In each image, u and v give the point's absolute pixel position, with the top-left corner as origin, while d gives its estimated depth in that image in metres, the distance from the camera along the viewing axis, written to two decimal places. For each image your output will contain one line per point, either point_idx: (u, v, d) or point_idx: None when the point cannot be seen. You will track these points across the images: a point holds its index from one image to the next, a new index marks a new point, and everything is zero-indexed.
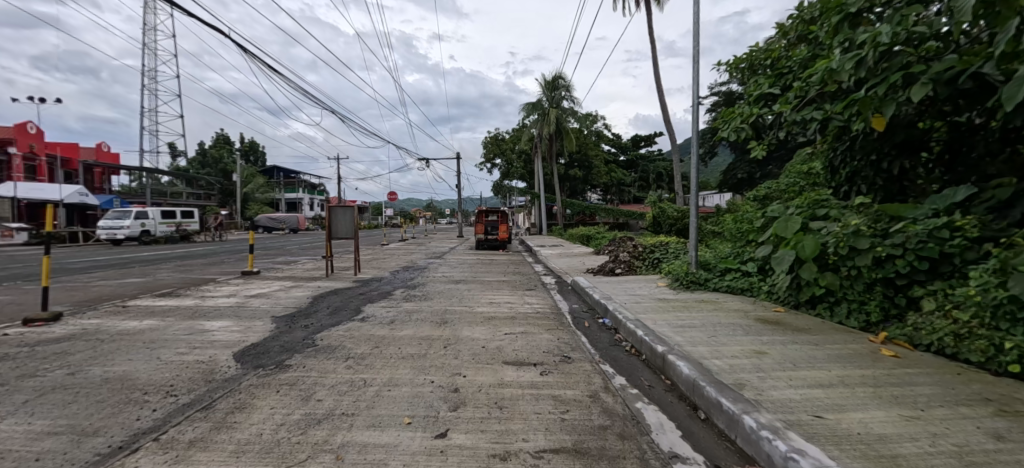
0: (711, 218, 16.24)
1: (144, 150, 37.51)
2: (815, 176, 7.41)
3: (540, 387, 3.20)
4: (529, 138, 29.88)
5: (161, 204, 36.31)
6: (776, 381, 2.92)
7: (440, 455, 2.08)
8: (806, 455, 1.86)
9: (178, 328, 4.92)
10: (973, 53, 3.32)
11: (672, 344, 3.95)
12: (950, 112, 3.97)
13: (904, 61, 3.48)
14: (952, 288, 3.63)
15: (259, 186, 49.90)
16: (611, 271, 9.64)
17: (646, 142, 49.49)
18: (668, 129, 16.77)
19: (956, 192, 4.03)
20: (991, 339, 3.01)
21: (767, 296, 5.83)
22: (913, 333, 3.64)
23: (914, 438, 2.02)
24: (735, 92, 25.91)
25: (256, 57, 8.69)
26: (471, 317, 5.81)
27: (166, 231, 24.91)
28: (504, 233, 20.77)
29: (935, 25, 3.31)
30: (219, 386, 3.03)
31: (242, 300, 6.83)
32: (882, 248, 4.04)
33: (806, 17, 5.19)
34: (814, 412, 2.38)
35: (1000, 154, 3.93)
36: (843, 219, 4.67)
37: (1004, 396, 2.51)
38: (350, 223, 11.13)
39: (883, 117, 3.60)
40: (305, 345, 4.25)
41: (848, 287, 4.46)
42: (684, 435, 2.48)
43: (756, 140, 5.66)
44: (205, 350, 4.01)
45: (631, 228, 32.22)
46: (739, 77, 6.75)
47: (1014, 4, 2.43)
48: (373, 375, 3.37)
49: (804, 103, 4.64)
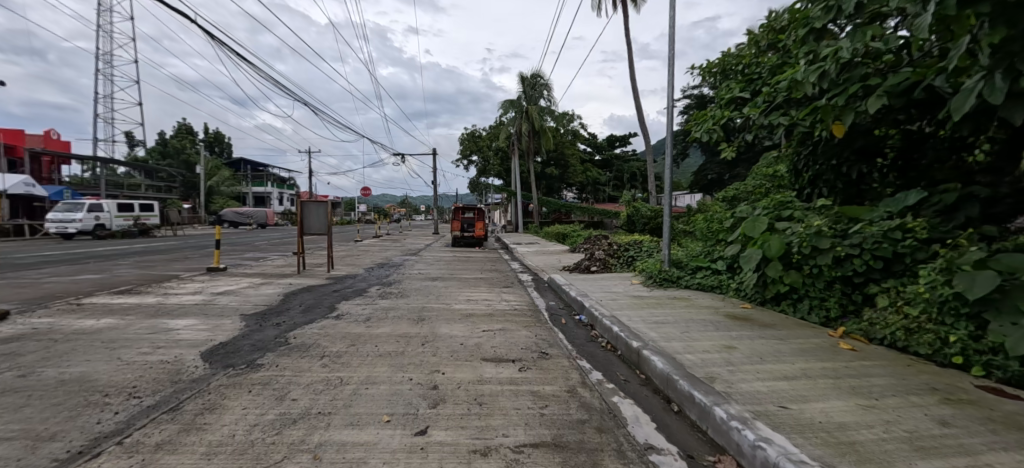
0: (683, 217, 16.72)
1: (97, 139, 35.32)
2: (779, 178, 7.78)
3: (519, 383, 3.23)
4: (506, 136, 29.98)
5: (117, 196, 34.34)
6: (744, 374, 3.06)
7: (421, 452, 2.08)
8: (772, 443, 1.97)
9: (140, 327, 4.66)
10: (926, 66, 3.54)
11: (646, 339, 4.07)
12: (903, 121, 4.23)
13: (863, 73, 3.71)
14: (904, 286, 3.89)
15: (225, 180, 47.71)
16: (587, 268, 9.84)
17: (622, 142, 50.55)
18: (642, 129, 17.25)
19: (908, 195, 4.26)
20: (937, 333, 3.27)
21: (735, 293, 6.09)
22: (868, 328, 3.86)
23: (870, 425, 2.17)
24: (706, 96, 26.97)
25: (224, 44, 8.29)
26: (449, 314, 5.78)
27: (122, 225, 23.35)
28: (481, 230, 20.68)
29: (890, 41, 3.54)
30: (187, 387, 2.91)
31: (208, 298, 6.54)
32: (841, 248, 4.30)
33: (776, 26, 5.43)
34: (779, 402, 2.51)
35: (948, 161, 4.36)
36: (806, 220, 4.93)
37: (949, 386, 2.72)
38: (323, 219, 10.78)
39: (843, 124, 3.81)
40: (277, 344, 4.12)
41: (810, 284, 4.70)
42: (659, 427, 2.56)
43: (725, 143, 5.91)
44: (170, 350, 3.83)
45: (607, 227, 32.58)
46: (710, 81, 6.95)
47: (964, 22, 2.61)
48: (351, 373, 3.31)
49: (772, 108, 4.86)
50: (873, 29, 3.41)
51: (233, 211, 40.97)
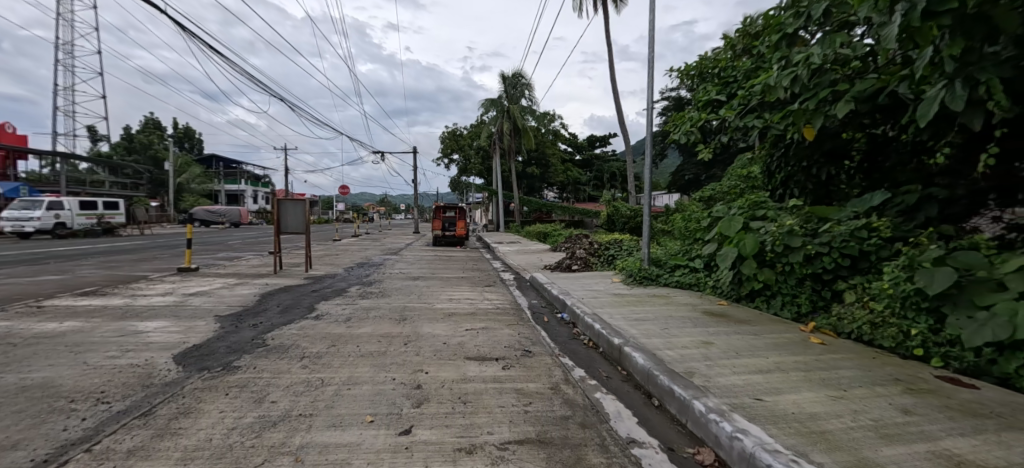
0: (661, 217, 17.03)
1: (56, 134, 33.48)
2: (754, 179, 8.03)
3: (503, 381, 3.24)
4: (488, 135, 29.90)
5: (78, 193, 32.65)
6: (721, 368, 3.15)
7: (405, 452, 2.07)
8: (748, 434, 2.05)
9: (107, 330, 4.45)
10: (890, 73, 3.73)
11: (627, 336, 4.15)
12: (868, 125, 4.44)
13: (832, 78, 3.87)
14: (869, 283, 4.08)
15: (195, 178, 45.98)
16: (568, 267, 9.93)
17: (602, 143, 51.12)
18: (623, 129, 17.50)
19: (873, 196, 4.47)
20: (900, 327, 3.45)
21: (712, 290, 6.26)
22: (837, 323, 4.04)
23: (839, 414, 2.27)
24: (684, 98, 27.55)
25: (195, 35, 7.99)
26: (432, 314, 5.74)
27: (84, 223, 22.22)
28: (463, 229, 20.56)
29: (857, 49, 3.71)
30: (159, 391, 2.81)
31: (180, 299, 6.31)
32: (812, 247, 4.47)
33: (750, 31, 5.60)
34: (754, 395, 2.61)
35: (909, 164, 4.58)
36: (779, 219, 5.11)
37: (911, 376, 2.88)
38: (301, 217, 10.52)
39: (813, 127, 3.98)
40: (254, 345, 4.01)
41: (782, 281, 4.88)
42: (640, 421, 2.62)
43: (703, 144, 6.07)
44: (140, 353, 3.68)
45: (587, 226, 32.81)
46: (688, 84, 7.11)
47: (927, 33, 2.75)
48: (332, 374, 3.26)
49: (746, 111, 5.02)
50: (841, 36, 3.57)
51: (204, 209, 39.55)
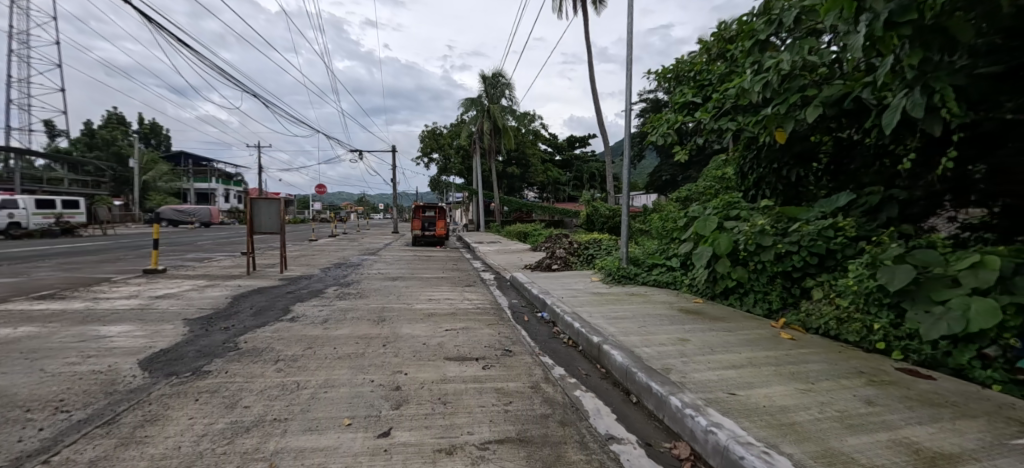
0: (639, 217, 17.35)
1: (7, 128, 31.56)
2: (727, 180, 8.28)
3: (483, 381, 3.24)
4: (468, 135, 29.80)
5: (33, 191, 30.88)
6: (697, 364, 3.24)
7: (384, 454, 2.05)
8: (722, 428, 2.12)
9: (67, 335, 4.23)
10: (854, 79, 3.90)
11: (606, 334, 4.21)
12: (835, 129, 4.64)
13: (801, 84, 4.03)
14: (835, 280, 4.27)
15: (162, 175, 44.12)
16: (548, 266, 10.00)
17: (582, 143, 51.67)
18: (601, 130, 17.76)
19: (839, 197, 4.68)
20: (863, 321, 3.62)
21: (688, 288, 6.42)
22: (805, 319, 4.21)
23: (807, 407, 2.38)
24: (660, 101, 28.14)
25: (161, 27, 7.67)
26: (411, 315, 5.68)
27: (41, 223, 21.09)
28: (443, 229, 20.43)
29: (823, 56, 3.87)
30: (124, 398, 2.69)
31: (146, 302, 6.05)
32: (782, 246, 4.63)
33: (724, 36, 5.76)
34: (728, 389, 2.69)
35: (872, 166, 4.80)
36: (751, 219, 5.29)
37: (873, 369, 3.03)
38: (275, 217, 10.24)
39: (784, 131, 4.13)
40: (226, 349, 3.89)
41: (754, 279, 5.05)
42: (619, 418, 2.67)
43: (679, 146, 6.23)
44: (103, 358, 3.51)
45: (567, 226, 33.09)
46: (665, 86, 7.26)
47: (887, 43, 2.90)
48: (308, 377, 3.19)
49: (721, 114, 5.17)
50: (810, 43, 3.72)
51: (172, 209, 38.03)
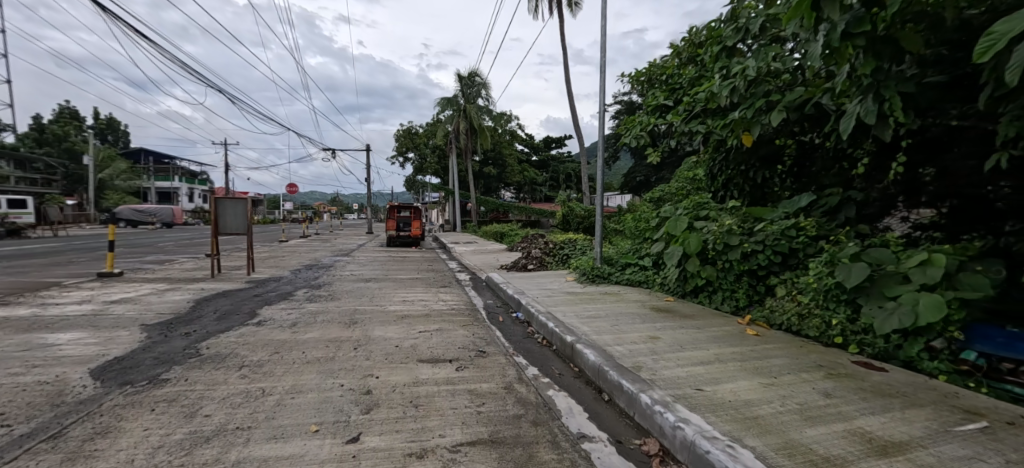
0: (613, 217, 17.64)
1: None
2: (698, 181, 8.51)
3: (456, 382, 3.22)
4: (444, 134, 29.55)
5: None
6: (667, 362, 3.32)
7: (352, 460, 2.01)
8: (689, 423, 2.18)
9: (9, 344, 3.96)
10: (815, 86, 4.08)
11: (580, 333, 4.26)
12: (797, 133, 4.84)
13: (765, 89, 4.19)
14: (797, 277, 4.45)
15: (119, 173, 41.83)
16: (524, 266, 10.03)
17: (559, 144, 52.06)
18: (577, 131, 17.94)
19: (801, 198, 4.88)
20: (823, 317, 3.79)
21: (660, 287, 6.57)
22: (769, 315, 4.38)
23: (769, 400, 2.47)
24: (634, 103, 28.67)
25: (115, 16, 7.25)
26: (384, 317, 5.59)
27: None
28: (419, 229, 20.17)
29: (786, 62, 4.03)
30: (71, 410, 2.53)
31: (99, 307, 5.71)
32: (748, 245, 4.80)
33: (694, 41, 5.92)
34: (696, 385, 2.77)
35: (832, 169, 5.03)
36: (719, 219, 5.46)
37: (831, 362, 3.18)
38: (241, 217, 9.85)
39: (750, 134, 4.28)
40: (187, 356, 3.72)
41: (722, 277, 5.22)
42: (590, 416, 2.70)
43: (652, 147, 6.37)
44: (49, 368, 3.30)
45: (543, 226, 33.27)
46: (638, 89, 7.40)
47: (844, 52, 3.04)
48: (275, 383, 3.09)
49: (691, 117, 5.31)
50: (774, 50, 3.87)
51: (131, 209, 36.13)
